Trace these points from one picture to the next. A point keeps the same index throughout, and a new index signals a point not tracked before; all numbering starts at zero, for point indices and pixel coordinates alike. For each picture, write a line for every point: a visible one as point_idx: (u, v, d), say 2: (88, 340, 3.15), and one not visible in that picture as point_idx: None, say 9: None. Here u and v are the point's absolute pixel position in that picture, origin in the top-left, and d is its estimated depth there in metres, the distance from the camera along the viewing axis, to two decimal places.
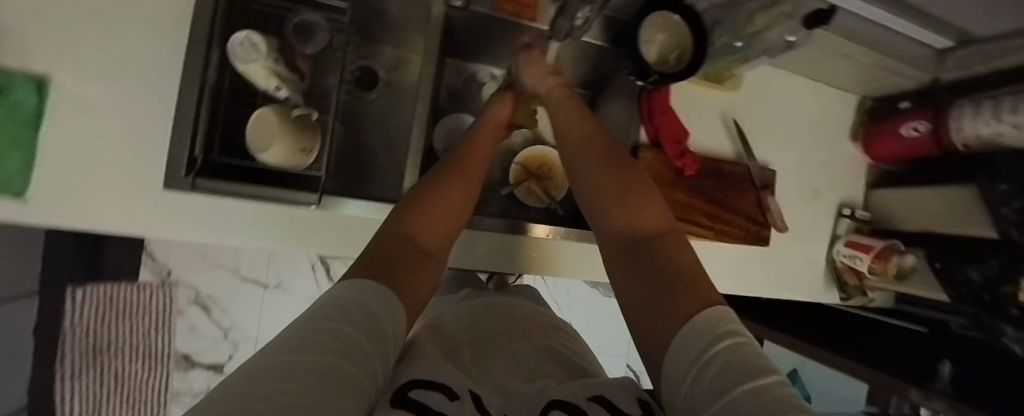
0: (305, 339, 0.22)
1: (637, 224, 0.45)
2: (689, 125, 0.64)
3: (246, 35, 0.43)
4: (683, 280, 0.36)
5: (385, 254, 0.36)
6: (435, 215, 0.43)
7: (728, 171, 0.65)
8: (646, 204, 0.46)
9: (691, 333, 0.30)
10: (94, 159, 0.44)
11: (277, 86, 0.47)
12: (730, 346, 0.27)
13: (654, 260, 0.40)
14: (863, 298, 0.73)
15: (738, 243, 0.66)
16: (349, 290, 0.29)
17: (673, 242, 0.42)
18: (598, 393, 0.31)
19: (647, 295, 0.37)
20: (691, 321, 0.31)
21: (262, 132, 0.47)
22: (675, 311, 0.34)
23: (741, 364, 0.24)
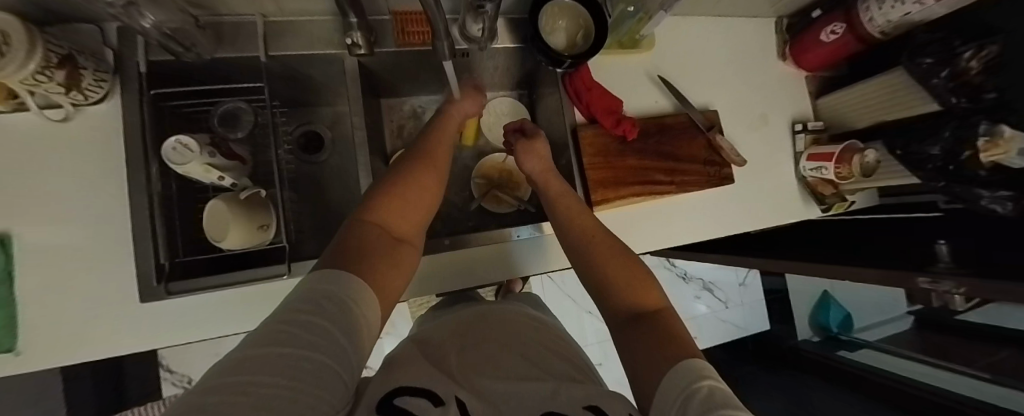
0: (274, 333, 0.23)
1: (631, 300, 0.45)
2: (616, 93, 0.66)
3: (177, 139, 0.45)
4: (669, 345, 0.36)
5: (359, 244, 0.37)
6: (406, 207, 0.44)
7: (669, 124, 0.66)
8: (638, 279, 0.47)
9: (676, 378, 0.30)
10: (76, 295, 0.47)
11: (219, 176, 0.49)
12: (708, 386, 0.27)
13: (645, 332, 0.40)
14: (844, 203, 0.75)
15: (705, 188, 0.67)
16: (316, 280, 0.30)
17: (669, 320, 0.42)
18: (592, 403, 0.31)
19: (638, 359, 0.37)
20: (670, 371, 0.31)
21: (216, 223, 0.47)
22: (659, 364, 0.34)
23: (724, 399, 0.24)
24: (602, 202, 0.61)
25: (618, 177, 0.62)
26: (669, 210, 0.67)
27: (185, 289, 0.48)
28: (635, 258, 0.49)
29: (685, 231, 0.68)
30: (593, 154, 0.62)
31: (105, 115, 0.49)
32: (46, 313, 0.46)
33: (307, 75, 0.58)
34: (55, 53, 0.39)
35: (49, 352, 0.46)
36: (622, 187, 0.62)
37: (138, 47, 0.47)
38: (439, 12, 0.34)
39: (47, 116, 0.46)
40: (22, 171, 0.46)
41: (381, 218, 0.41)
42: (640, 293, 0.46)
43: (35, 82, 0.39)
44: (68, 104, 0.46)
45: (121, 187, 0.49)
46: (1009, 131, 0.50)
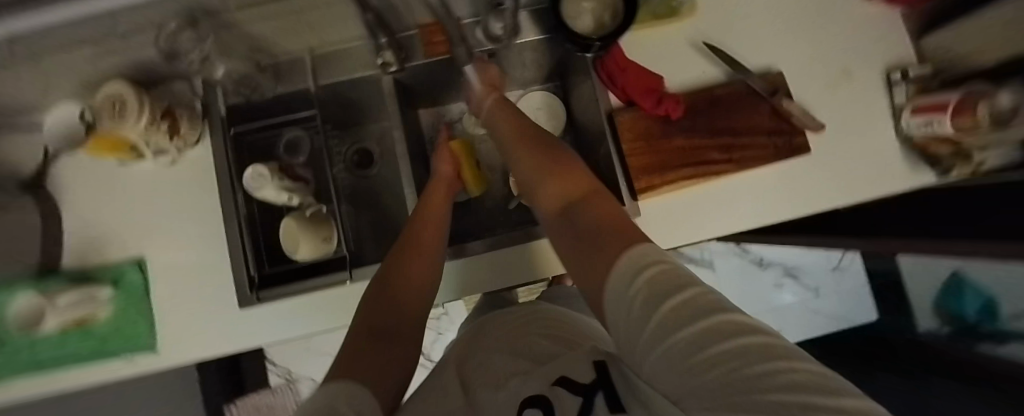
0: None
1: (568, 195, 0.43)
2: (656, 69, 0.61)
3: (254, 169, 0.53)
4: (610, 234, 0.34)
5: (364, 356, 0.34)
6: (394, 290, 0.44)
7: (722, 95, 0.59)
8: (568, 181, 0.44)
9: (620, 274, 0.29)
10: (195, 304, 0.58)
11: (288, 197, 0.56)
12: (652, 273, 0.26)
13: (585, 225, 0.38)
14: (971, 163, 0.55)
15: (772, 163, 0.59)
16: (325, 395, 0.27)
17: (608, 204, 0.40)
18: (562, 375, 0.29)
19: (581, 254, 0.36)
20: (621, 260, 0.29)
21: (291, 236, 0.56)
22: (603, 258, 0.32)
23: (667, 280, 0.24)
24: (647, 189, 0.57)
25: (663, 161, 0.57)
26: (730, 191, 0.60)
27: (270, 296, 0.57)
28: (570, 157, 0.47)
29: (754, 213, 0.60)
30: (632, 138, 0.58)
31: (200, 155, 0.59)
32: (179, 318, 0.57)
33: (353, 98, 0.63)
34: (158, 110, 0.51)
35: (181, 349, 0.57)
36: (669, 172, 0.57)
37: (220, 95, 0.56)
38: None
39: (158, 161, 0.57)
40: (153, 207, 0.58)
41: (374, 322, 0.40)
42: (575, 189, 0.43)
43: (149, 133, 0.51)
44: (174, 148, 0.56)
45: (216, 214, 0.58)
46: None
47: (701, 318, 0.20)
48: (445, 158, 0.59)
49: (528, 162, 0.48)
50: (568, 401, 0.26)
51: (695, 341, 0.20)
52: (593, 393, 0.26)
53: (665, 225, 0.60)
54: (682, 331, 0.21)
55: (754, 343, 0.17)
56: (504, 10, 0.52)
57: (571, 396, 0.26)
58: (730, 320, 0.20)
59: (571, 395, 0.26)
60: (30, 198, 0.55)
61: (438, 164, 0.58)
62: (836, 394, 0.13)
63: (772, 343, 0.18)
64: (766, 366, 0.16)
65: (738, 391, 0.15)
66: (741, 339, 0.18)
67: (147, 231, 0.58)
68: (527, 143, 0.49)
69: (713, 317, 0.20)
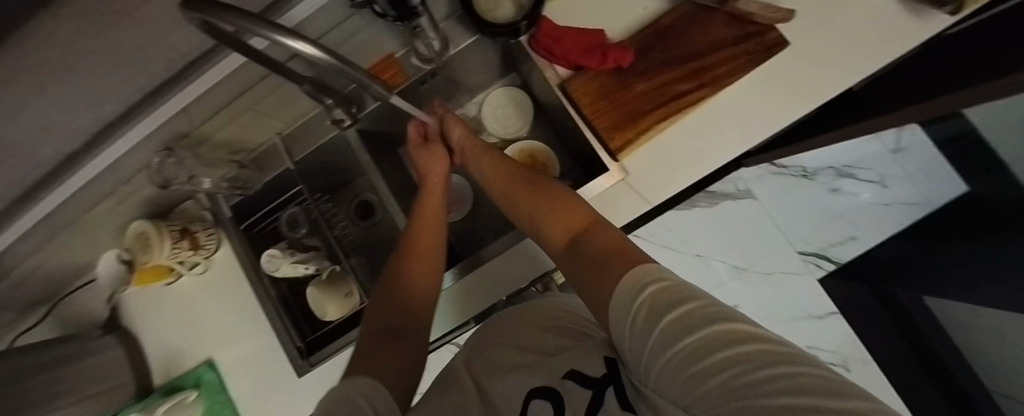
0: None
1: (563, 225, 0.40)
2: (593, 24, 0.58)
3: (269, 251, 0.59)
4: (610, 257, 0.31)
5: (379, 349, 0.37)
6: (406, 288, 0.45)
7: (669, 24, 0.55)
8: (564, 211, 0.41)
9: (620, 297, 0.25)
10: (262, 385, 0.64)
11: (304, 268, 0.60)
12: (653, 296, 0.22)
13: (585, 253, 0.34)
14: None
15: (752, 70, 0.53)
16: (354, 387, 0.30)
17: (608, 232, 0.35)
18: (571, 367, 0.30)
19: (584, 277, 0.32)
20: (622, 280, 0.26)
21: (318, 301, 0.61)
22: (603, 284, 0.29)
23: (667, 293, 0.22)
24: (625, 146, 0.54)
25: (630, 113, 0.55)
26: (719, 113, 0.54)
27: (319, 359, 0.60)
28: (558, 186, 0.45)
29: (757, 124, 0.53)
30: (590, 102, 0.56)
31: (225, 256, 0.66)
32: (253, 400, 0.64)
33: (330, 161, 0.66)
34: (175, 231, 0.59)
35: None
36: (640, 121, 0.54)
37: (222, 200, 0.63)
38: (362, 73, 0.38)
39: (194, 272, 0.65)
40: (205, 314, 0.66)
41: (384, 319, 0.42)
42: (572, 219, 0.40)
43: (176, 253, 0.59)
44: (202, 258, 0.64)
45: (253, 301, 0.65)
46: None
47: (699, 326, 0.18)
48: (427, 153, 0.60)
49: (522, 197, 0.47)
50: (577, 395, 0.27)
51: (698, 351, 0.17)
52: (604, 387, 0.27)
53: (658, 172, 0.56)
54: (682, 342, 0.18)
55: (754, 350, 0.15)
56: (423, 31, 0.54)
57: (582, 390, 0.28)
58: (731, 327, 0.17)
59: (581, 391, 0.28)
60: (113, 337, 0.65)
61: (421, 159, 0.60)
62: (853, 397, 0.11)
63: (778, 351, 0.15)
64: (768, 371, 0.14)
65: (741, 397, 0.14)
66: (742, 347, 0.15)
67: (205, 333, 0.66)
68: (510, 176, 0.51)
69: (711, 327, 0.17)
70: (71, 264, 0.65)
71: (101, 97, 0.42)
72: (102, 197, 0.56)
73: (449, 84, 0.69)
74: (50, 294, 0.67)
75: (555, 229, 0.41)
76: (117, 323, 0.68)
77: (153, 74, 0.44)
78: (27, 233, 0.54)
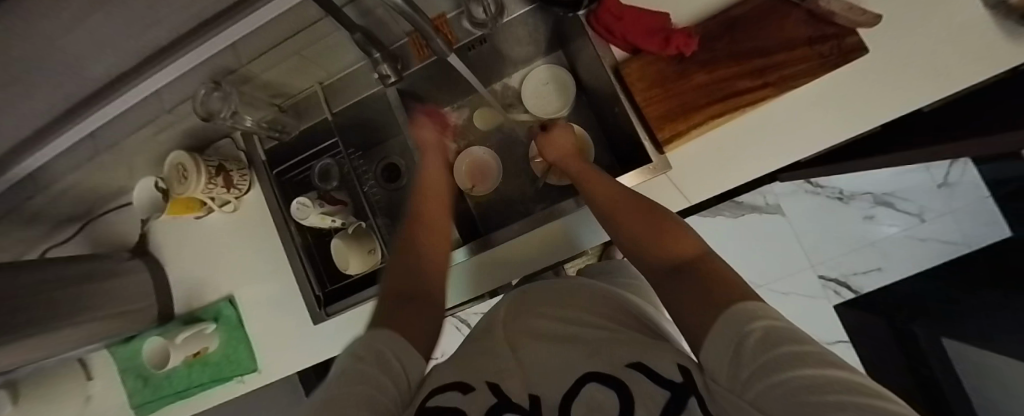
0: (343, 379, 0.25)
1: (662, 251, 0.35)
2: (658, 6, 0.55)
3: (298, 200, 0.59)
4: (711, 290, 0.26)
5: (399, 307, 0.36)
6: (422, 261, 0.44)
7: (741, 14, 0.52)
8: (678, 239, 0.36)
9: (718, 327, 0.22)
10: (277, 327, 0.66)
11: (331, 220, 0.60)
12: (762, 331, 0.20)
13: (688, 282, 0.29)
14: None
15: (824, 75, 0.49)
16: (375, 336, 0.31)
17: (716, 267, 0.30)
18: (637, 359, 0.26)
19: (677, 305, 0.28)
20: (716, 321, 0.23)
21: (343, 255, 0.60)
22: (699, 315, 0.25)
23: (788, 335, 0.19)
24: (674, 137, 0.52)
25: (685, 104, 0.52)
26: (780, 116, 0.51)
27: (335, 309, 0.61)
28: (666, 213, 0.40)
29: (818, 132, 0.51)
30: (645, 87, 0.54)
31: (254, 198, 0.66)
32: (267, 340, 0.66)
33: (366, 117, 0.65)
34: (212, 166, 0.60)
35: (276, 366, 0.66)
36: (695, 114, 0.51)
37: (257, 142, 0.63)
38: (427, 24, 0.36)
39: (223, 210, 0.66)
40: (230, 250, 0.67)
41: (405, 284, 0.40)
42: (680, 245, 0.35)
43: (209, 189, 0.60)
44: (233, 197, 0.64)
45: (276, 246, 0.66)
46: None
47: (811, 365, 0.16)
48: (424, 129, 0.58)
49: (629, 215, 0.43)
50: (647, 391, 0.23)
51: (802, 386, 0.15)
52: (686, 395, 0.22)
53: (699, 173, 0.55)
54: (783, 375, 0.16)
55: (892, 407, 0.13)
56: None
57: (655, 389, 0.23)
58: (854, 379, 0.15)
59: (649, 384, 0.24)
60: (140, 262, 0.67)
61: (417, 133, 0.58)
62: None
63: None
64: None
65: None
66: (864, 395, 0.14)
67: (228, 270, 0.67)
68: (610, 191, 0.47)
69: (827, 370, 0.16)
70: (107, 185, 0.66)
71: (157, 20, 0.42)
72: (144, 123, 0.57)
73: (494, 53, 0.67)
74: (83, 212, 0.69)
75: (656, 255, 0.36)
76: (144, 250, 0.70)
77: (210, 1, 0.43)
78: (73, 149, 0.55)
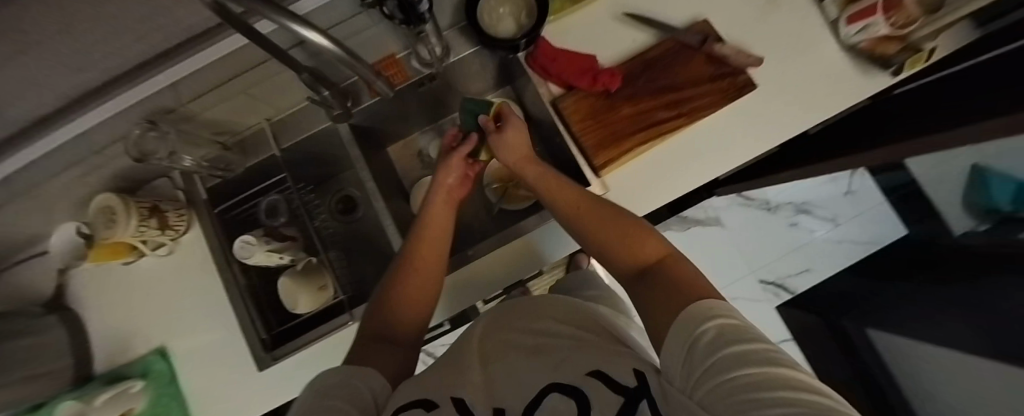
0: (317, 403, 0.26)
1: (628, 253, 0.38)
2: (588, 49, 0.63)
3: (242, 237, 0.57)
4: (675, 290, 0.29)
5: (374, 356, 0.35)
6: (406, 298, 0.44)
7: (656, 56, 0.60)
8: (641, 241, 0.39)
9: (679, 327, 0.24)
10: (216, 378, 0.61)
11: (278, 257, 0.59)
12: (717, 328, 0.22)
13: (655, 283, 0.32)
14: (919, 56, 0.57)
15: (726, 106, 0.58)
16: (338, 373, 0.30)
17: (680, 267, 0.33)
18: (596, 367, 0.23)
19: (648, 303, 0.31)
20: (682, 313, 0.26)
21: (292, 292, 0.58)
22: (666, 316, 0.28)
23: (735, 332, 0.21)
24: (609, 163, 0.58)
25: (616, 133, 0.58)
26: (697, 143, 0.59)
27: (282, 353, 0.58)
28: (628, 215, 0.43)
29: (727, 155, 0.58)
30: (580, 119, 0.60)
31: (193, 238, 0.63)
32: (205, 393, 0.61)
33: (318, 152, 0.66)
34: (145, 207, 0.56)
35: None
36: (624, 142, 0.58)
37: (198, 181, 0.61)
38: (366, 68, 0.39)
39: (157, 253, 0.62)
40: (167, 296, 0.63)
41: (382, 326, 0.40)
42: (645, 246, 0.38)
43: (141, 230, 0.56)
44: (168, 239, 0.61)
45: (218, 290, 0.62)
46: None
47: (757, 366, 0.17)
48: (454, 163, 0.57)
49: (595, 218, 0.44)
50: (607, 398, 0.20)
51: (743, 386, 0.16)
52: (638, 398, 0.20)
53: (635, 192, 0.60)
54: (731, 375, 0.17)
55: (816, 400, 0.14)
56: (427, 36, 0.57)
57: (610, 393, 0.20)
58: (793, 376, 0.16)
59: (607, 390, 0.20)
60: (55, 318, 0.60)
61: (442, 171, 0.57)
62: None
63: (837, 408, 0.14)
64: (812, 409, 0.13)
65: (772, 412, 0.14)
66: (805, 395, 0.15)
67: (161, 319, 0.62)
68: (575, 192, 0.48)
69: (767, 369, 0.17)
70: (18, 235, 0.60)
71: (90, 61, 0.41)
72: (69, 165, 0.53)
73: (446, 89, 0.71)
74: None
75: (622, 257, 0.39)
76: (60, 304, 0.63)
77: (151, 43, 0.43)
78: None
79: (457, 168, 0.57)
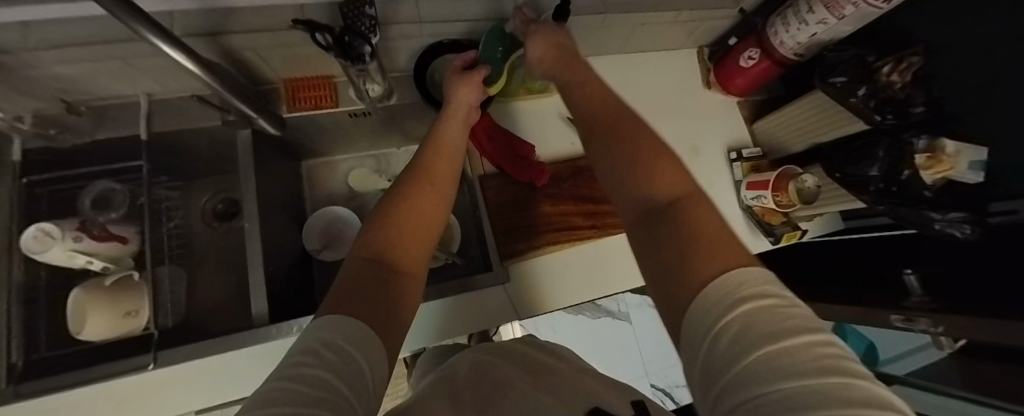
0: (288, 373, 0.23)
1: (655, 185, 0.36)
2: (527, 137, 0.64)
3: (38, 227, 0.43)
4: (695, 246, 0.29)
5: (360, 288, 0.33)
6: (404, 230, 0.40)
7: (584, 165, 0.63)
8: (675, 175, 0.36)
9: (704, 303, 0.25)
10: None
11: (87, 261, 0.47)
12: (738, 320, 0.22)
13: (680, 222, 0.32)
14: (795, 231, 0.67)
15: None
16: (325, 326, 0.28)
17: (703, 210, 0.33)
18: (595, 406, 0.32)
19: (666, 249, 0.31)
20: (715, 278, 0.26)
21: (78, 311, 0.45)
22: (683, 282, 0.28)
23: (764, 323, 0.21)
24: (516, 254, 0.57)
25: (533, 226, 0.59)
26: (607, 255, 0.61)
27: (37, 389, 0.44)
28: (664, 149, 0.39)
29: (628, 275, 0.61)
30: (501, 203, 0.59)
31: None
32: None
33: (207, 148, 0.57)
34: None
35: None
36: (538, 237, 0.58)
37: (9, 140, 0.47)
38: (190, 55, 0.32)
39: None
40: None
41: (371, 250, 0.37)
42: (670, 179, 0.36)
43: None
44: None
45: None
46: (952, 145, 0.48)
47: (801, 378, 0.17)
48: (462, 87, 0.53)
49: (634, 152, 0.39)
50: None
51: (783, 402, 0.16)
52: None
53: (535, 288, 0.58)
54: (771, 387, 0.18)
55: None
56: (369, 76, 0.53)
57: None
58: (847, 384, 0.16)
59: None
60: None
61: (455, 93, 0.52)
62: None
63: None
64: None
65: None
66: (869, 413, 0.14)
67: None
68: (616, 119, 0.43)
69: (817, 381, 0.17)
70: None
71: None
72: None
73: (382, 126, 0.68)
74: None
75: (638, 188, 0.37)
76: None
77: None
78: None
79: (475, 88, 0.53)
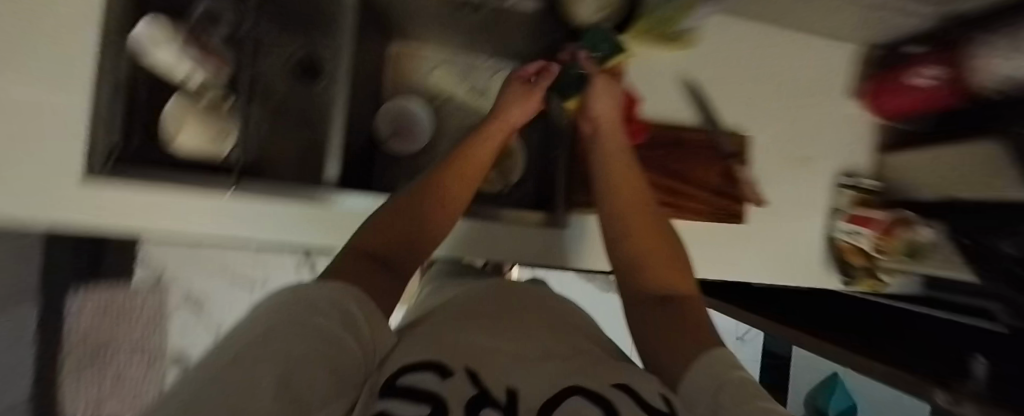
0: (263, 339, 0.17)
1: (663, 275, 0.39)
2: (639, 88, 0.58)
3: (150, 20, 0.45)
4: (668, 338, 0.32)
5: (375, 261, 0.31)
6: (434, 204, 0.40)
7: (688, 138, 0.57)
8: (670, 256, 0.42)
9: (708, 379, 0.24)
10: None
11: (185, 70, 0.48)
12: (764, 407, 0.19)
13: (662, 312, 0.35)
14: (874, 280, 0.62)
15: (711, 220, 0.58)
16: (320, 290, 0.24)
17: (696, 309, 0.36)
18: (618, 379, 0.23)
19: (655, 332, 0.34)
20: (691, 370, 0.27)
21: (174, 116, 0.48)
22: (673, 358, 0.30)
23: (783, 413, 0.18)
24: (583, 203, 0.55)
25: None
26: None
27: (126, 176, 0.44)
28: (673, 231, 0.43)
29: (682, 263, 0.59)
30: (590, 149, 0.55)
31: None
32: None
33: None
34: None
35: None
36: None
37: None
38: None
39: None
40: None
41: (394, 218, 0.36)
42: (678, 274, 0.39)
43: None
44: None
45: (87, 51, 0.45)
46: None
47: None
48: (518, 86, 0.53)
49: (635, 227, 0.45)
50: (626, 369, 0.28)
51: None
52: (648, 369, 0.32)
53: None
54: None
55: None
56: None
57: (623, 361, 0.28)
58: None
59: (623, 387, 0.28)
60: None
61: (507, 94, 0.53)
62: None
63: None
64: None
65: None
66: None
67: None
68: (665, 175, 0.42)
69: None
70: None
71: None
72: None
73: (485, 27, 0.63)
74: None
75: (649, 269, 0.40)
76: None
77: None
78: None
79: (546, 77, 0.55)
